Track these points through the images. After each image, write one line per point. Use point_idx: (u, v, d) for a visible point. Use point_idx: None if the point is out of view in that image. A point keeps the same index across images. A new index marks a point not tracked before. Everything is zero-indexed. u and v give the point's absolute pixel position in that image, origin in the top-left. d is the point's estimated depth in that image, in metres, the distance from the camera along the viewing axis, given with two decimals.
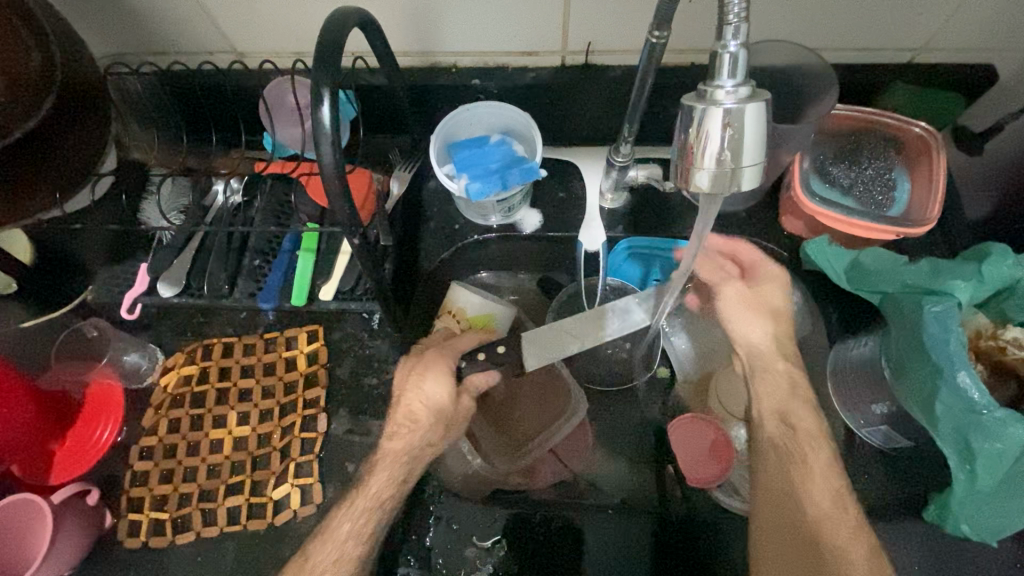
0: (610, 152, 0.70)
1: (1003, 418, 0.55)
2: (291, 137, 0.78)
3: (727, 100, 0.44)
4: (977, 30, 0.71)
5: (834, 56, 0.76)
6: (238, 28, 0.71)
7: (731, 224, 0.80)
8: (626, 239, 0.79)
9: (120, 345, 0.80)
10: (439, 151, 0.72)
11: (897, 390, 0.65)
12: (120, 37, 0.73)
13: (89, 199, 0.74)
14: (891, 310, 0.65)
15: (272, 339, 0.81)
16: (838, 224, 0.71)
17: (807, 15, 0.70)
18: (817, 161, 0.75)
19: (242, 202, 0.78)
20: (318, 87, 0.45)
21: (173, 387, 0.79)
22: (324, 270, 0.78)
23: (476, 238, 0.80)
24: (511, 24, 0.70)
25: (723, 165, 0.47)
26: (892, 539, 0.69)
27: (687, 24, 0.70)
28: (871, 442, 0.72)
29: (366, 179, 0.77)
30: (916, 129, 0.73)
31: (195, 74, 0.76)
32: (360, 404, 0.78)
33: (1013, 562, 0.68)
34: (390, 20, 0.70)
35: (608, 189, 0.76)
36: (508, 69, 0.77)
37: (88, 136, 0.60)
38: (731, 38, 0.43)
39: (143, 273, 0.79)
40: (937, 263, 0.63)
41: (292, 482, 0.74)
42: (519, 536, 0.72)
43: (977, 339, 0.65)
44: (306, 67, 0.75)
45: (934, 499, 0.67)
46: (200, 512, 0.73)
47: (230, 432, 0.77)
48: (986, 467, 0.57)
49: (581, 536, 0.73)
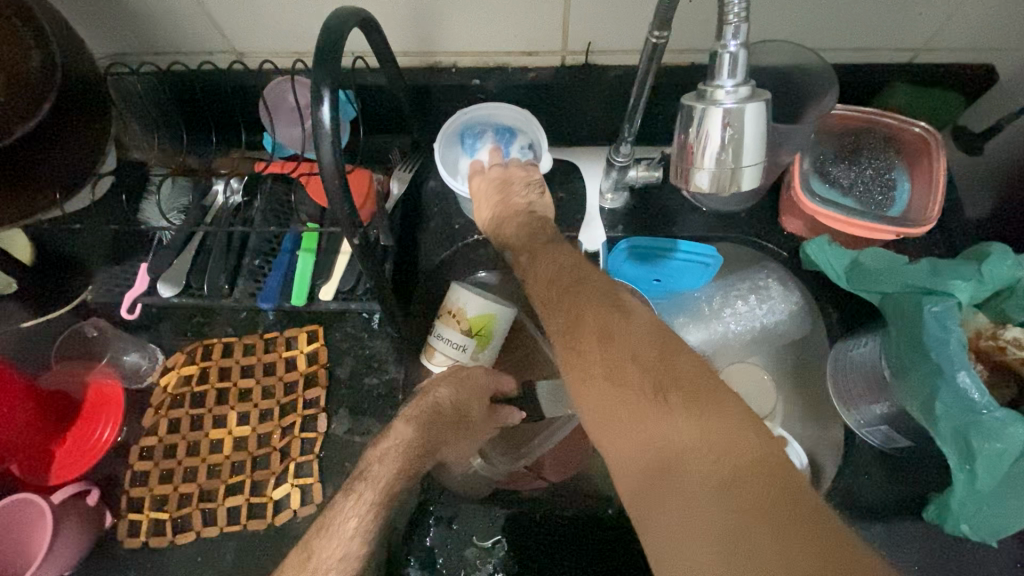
0: (610, 152, 0.70)
1: (1003, 419, 0.55)
2: (291, 137, 0.78)
3: (727, 100, 0.44)
4: (975, 31, 0.71)
5: (834, 56, 0.76)
6: (239, 28, 0.71)
7: (731, 224, 0.81)
8: (626, 240, 0.77)
9: (120, 344, 0.80)
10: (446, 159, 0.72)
11: (897, 390, 0.65)
12: (119, 37, 0.73)
13: (89, 200, 0.73)
14: (892, 310, 0.65)
15: (271, 339, 0.80)
16: (838, 224, 0.71)
17: (808, 15, 0.70)
18: (817, 161, 0.75)
19: (242, 202, 0.78)
20: (318, 87, 0.45)
21: (173, 387, 0.79)
22: (324, 270, 0.78)
23: (475, 238, 0.82)
24: (511, 24, 0.70)
25: (723, 165, 0.47)
26: (891, 540, 0.69)
27: (687, 24, 0.70)
28: (870, 442, 0.72)
29: (366, 177, 0.77)
30: (915, 129, 0.73)
31: (195, 74, 0.76)
32: (360, 404, 0.78)
33: (1014, 562, 0.68)
34: (390, 21, 0.70)
35: (608, 189, 0.76)
36: (508, 69, 0.77)
37: (87, 135, 0.60)
38: (731, 38, 0.43)
39: (143, 273, 0.79)
40: (937, 264, 0.63)
41: (292, 482, 0.74)
42: (520, 536, 0.72)
43: (977, 339, 0.64)
44: (306, 67, 0.76)
45: (935, 499, 0.68)
46: (201, 512, 0.73)
47: (230, 432, 0.77)
48: (987, 467, 0.56)
49: (581, 536, 0.72)
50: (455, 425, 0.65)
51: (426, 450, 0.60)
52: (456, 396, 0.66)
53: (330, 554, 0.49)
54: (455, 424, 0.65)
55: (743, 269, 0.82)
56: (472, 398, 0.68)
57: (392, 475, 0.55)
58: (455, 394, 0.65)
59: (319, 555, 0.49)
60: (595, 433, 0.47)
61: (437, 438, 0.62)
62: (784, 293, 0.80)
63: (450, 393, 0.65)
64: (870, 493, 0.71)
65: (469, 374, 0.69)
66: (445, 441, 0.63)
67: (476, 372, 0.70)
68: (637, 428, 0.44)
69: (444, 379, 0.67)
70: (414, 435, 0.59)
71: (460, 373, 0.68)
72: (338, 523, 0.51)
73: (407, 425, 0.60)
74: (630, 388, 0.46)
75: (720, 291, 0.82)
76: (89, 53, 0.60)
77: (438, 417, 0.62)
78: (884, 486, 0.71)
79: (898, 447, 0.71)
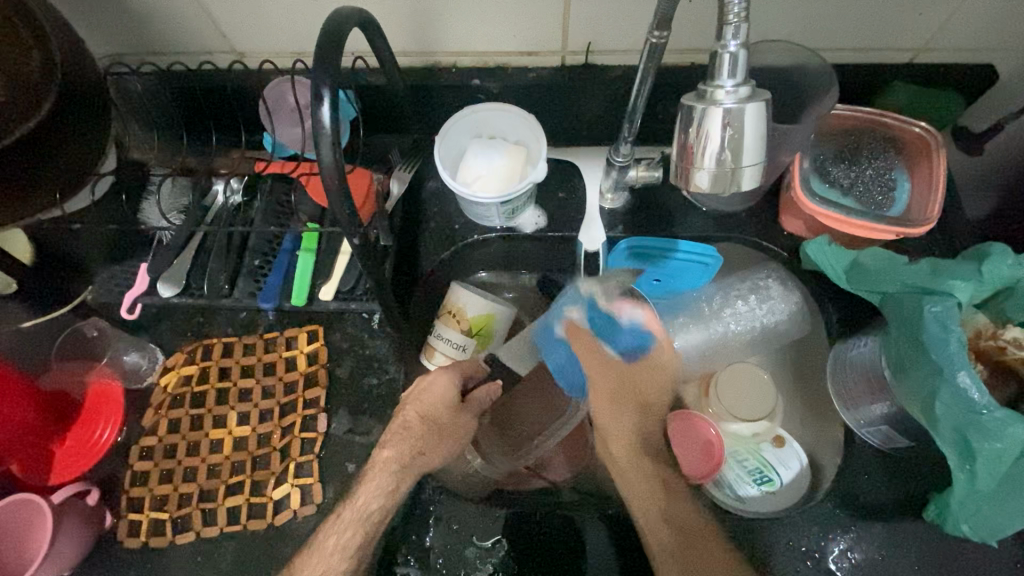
0: (610, 152, 0.70)
1: (1004, 418, 0.54)
2: (291, 137, 0.78)
3: (727, 100, 0.44)
4: (976, 31, 0.71)
5: (834, 56, 0.76)
6: (239, 28, 0.71)
7: (731, 224, 0.81)
8: (626, 240, 0.78)
9: (120, 345, 0.80)
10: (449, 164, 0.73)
11: (898, 390, 0.65)
12: (119, 37, 0.73)
13: (89, 199, 0.75)
14: (892, 310, 0.65)
15: (271, 339, 0.80)
16: (838, 224, 0.71)
17: (807, 16, 0.70)
18: (816, 161, 0.75)
19: (243, 201, 0.78)
20: (318, 87, 0.45)
21: (173, 387, 0.79)
22: (324, 271, 0.78)
23: (476, 238, 0.81)
24: (511, 24, 0.70)
25: (723, 165, 0.47)
26: (891, 540, 0.69)
27: (687, 24, 0.70)
28: (870, 442, 0.72)
29: (366, 178, 0.77)
30: (915, 129, 0.73)
31: (195, 74, 0.76)
32: (360, 404, 0.78)
33: (1014, 562, 0.68)
34: (391, 21, 0.70)
35: (608, 189, 0.77)
36: (508, 69, 0.77)
37: (87, 135, 0.60)
38: (731, 38, 0.43)
39: (143, 273, 0.79)
40: (937, 263, 0.63)
41: (292, 482, 0.74)
42: (519, 535, 0.71)
43: (977, 339, 0.65)
44: (306, 67, 0.76)
45: (934, 500, 0.67)
46: (200, 512, 0.73)
47: (230, 432, 0.76)
48: (986, 467, 0.56)
49: (581, 536, 0.72)
50: (435, 439, 0.69)
51: (408, 466, 0.66)
52: (427, 408, 0.69)
53: (313, 568, 0.60)
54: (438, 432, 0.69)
55: (743, 271, 0.81)
56: (445, 407, 0.70)
57: (372, 494, 0.63)
58: (425, 405, 0.69)
59: (304, 566, 0.60)
60: (645, 532, 0.66)
61: (416, 454, 0.67)
62: (784, 293, 0.79)
63: (424, 410, 0.69)
64: (871, 493, 0.70)
65: (435, 381, 0.69)
66: (425, 453, 0.68)
67: (440, 377, 0.70)
68: (660, 524, 0.65)
69: (414, 396, 0.69)
70: (392, 455, 0.65)
71: (426, 382, 0.69)
72: (320, 542, 0.61)
73: (386, 452, 0.66)
74: (652, 490, 0.69)
75: (720, 291, 0.80)
76: (90, 54, 0.60)
77: (406, 434, 0.67)
78: (883, 487, 0.71)
79: (897, 446, 0.71)
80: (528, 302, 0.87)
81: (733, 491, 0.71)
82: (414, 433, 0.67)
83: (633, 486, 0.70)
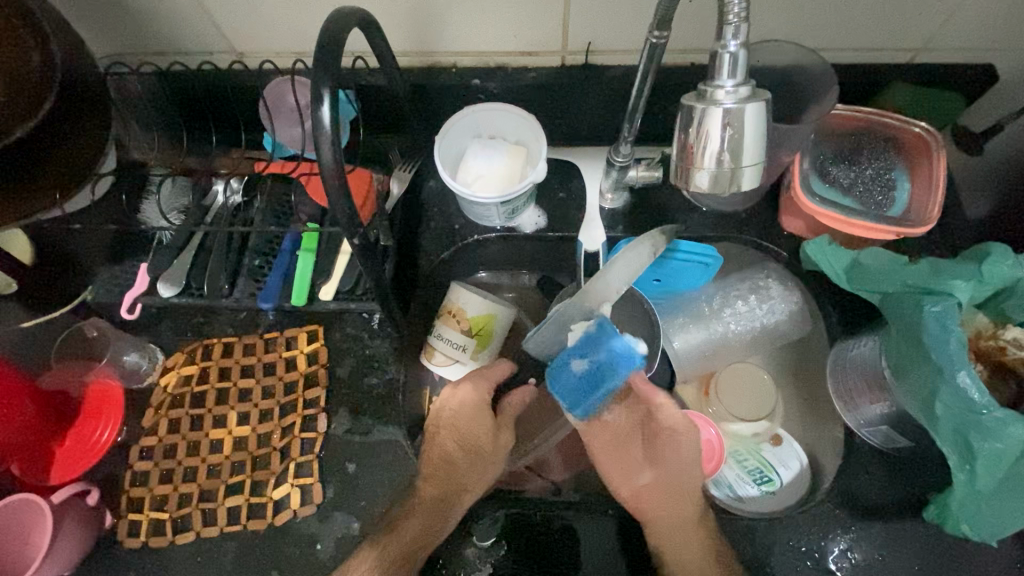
0: (610, 152, 0.70)
1: (1004, 418, 0.54)
2: (291, 137, 0.78)
3: (727, 100, 0.44)
4: (976, 31, 0.71)
5: (834, 56, 0.76)
6: (239, 28, 0.71)
7: (731, 224, 0.81)
8: (626, 239, 0.80)
9: (120, 344, 0.79)
10: (450, 162, 0.73)
11: (898, 390, 0.65)
12: (119, 38, 0.73)
13: (89, 199, 0.74)
14: (892, 310, 0.65)
15: (272, 339, 0.80)
16: (838, 224, 0.71)
17: (808, 16, 0.70)
18: (816, 161, 0.75)
19: (242, 201, 0.78)
20: (318, 87, 0.45)
21: (173, 387, 0.79)
22: (324, 271, 0.78)
23: (476, 238, 0.81)
24: (510, 24, 0.70)
25: (723, 165, 0.47)
26: (891, 540, 0.68)
27: (687, 25, 0.70)
28: (871, 442, 0.72)
29: (365, 178, 0.78)
30: (915, 129, 0.73)
31: (195, 74, 0.76)
32: (360, 404, 0.78)
33: (1014, 562, 0.68)
34: (390, 21, 0.70)
35: (608, 189, 0.76)
36: (508, 69, 0.77)
37: (87, 135, 0.60)
38: (731, 38, 0.43)
39: (143, 273, 0.79)
40: (937, 264, 0.63)
41: (292, 482, 0.74)
42: (518, 536, 0.72)
43: (977, 339, 0.65)
44: (305, 67, 0.76)
45: (935, 499, 0.68)
46: (200, 512, 0.73)
47: (230, 432, 0.76)
48: (986, 467, 0.56)
49: (576, 536, 0.72)
50: (472, 469, 0.71)
51: (447, 486, 0.70)
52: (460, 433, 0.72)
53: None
54: (468, 456, 0.71)
55: (742, 270, 0.82)
56: (475, 424, 0.72)
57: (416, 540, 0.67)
58: (457, 424, 0.71)
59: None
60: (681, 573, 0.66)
61: (457, 487, 0.70)
62: (784, 293, 0.80)
63: (458, 435, 0.72)
64: (871, 493, 0.70)
65: (461, 400, 0.71)
66: (466, 486, 0.70)
67: (468, 395, 0.71)
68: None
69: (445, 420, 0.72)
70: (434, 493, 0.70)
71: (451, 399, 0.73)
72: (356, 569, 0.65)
73: (430, 487, 0.71)
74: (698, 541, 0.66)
75: (720, 291, 0.81)
76: (90, 55, 0.60)
77: (447, 464, 0.71)
78: (884, 487, 0.71)
79: (897, 446, 0.71)
80: (528, 302, 0.87)
81: (733, 491, 0.72)
82: (454, 461, 0.71)
83: (672, 527, 0.67)
